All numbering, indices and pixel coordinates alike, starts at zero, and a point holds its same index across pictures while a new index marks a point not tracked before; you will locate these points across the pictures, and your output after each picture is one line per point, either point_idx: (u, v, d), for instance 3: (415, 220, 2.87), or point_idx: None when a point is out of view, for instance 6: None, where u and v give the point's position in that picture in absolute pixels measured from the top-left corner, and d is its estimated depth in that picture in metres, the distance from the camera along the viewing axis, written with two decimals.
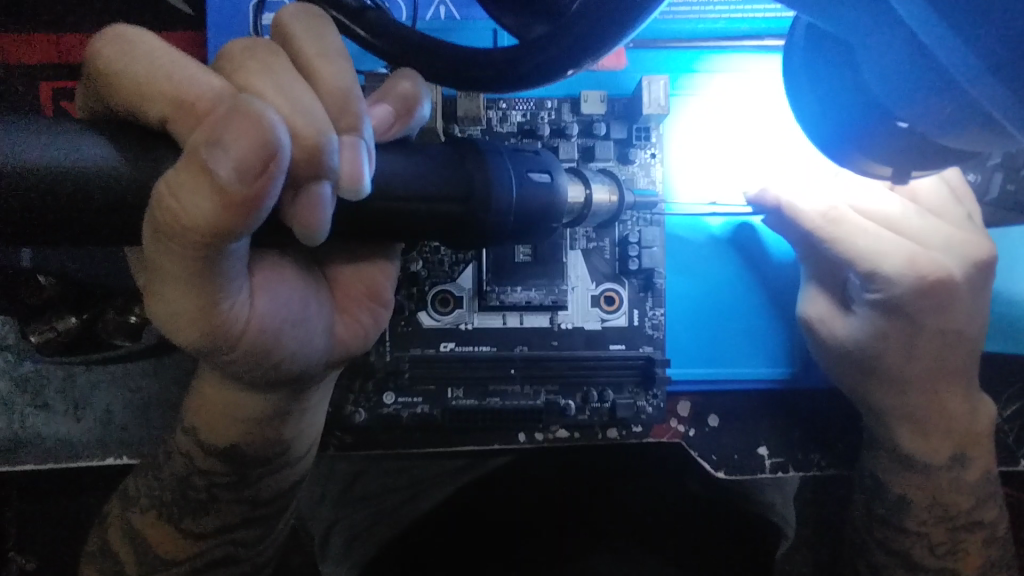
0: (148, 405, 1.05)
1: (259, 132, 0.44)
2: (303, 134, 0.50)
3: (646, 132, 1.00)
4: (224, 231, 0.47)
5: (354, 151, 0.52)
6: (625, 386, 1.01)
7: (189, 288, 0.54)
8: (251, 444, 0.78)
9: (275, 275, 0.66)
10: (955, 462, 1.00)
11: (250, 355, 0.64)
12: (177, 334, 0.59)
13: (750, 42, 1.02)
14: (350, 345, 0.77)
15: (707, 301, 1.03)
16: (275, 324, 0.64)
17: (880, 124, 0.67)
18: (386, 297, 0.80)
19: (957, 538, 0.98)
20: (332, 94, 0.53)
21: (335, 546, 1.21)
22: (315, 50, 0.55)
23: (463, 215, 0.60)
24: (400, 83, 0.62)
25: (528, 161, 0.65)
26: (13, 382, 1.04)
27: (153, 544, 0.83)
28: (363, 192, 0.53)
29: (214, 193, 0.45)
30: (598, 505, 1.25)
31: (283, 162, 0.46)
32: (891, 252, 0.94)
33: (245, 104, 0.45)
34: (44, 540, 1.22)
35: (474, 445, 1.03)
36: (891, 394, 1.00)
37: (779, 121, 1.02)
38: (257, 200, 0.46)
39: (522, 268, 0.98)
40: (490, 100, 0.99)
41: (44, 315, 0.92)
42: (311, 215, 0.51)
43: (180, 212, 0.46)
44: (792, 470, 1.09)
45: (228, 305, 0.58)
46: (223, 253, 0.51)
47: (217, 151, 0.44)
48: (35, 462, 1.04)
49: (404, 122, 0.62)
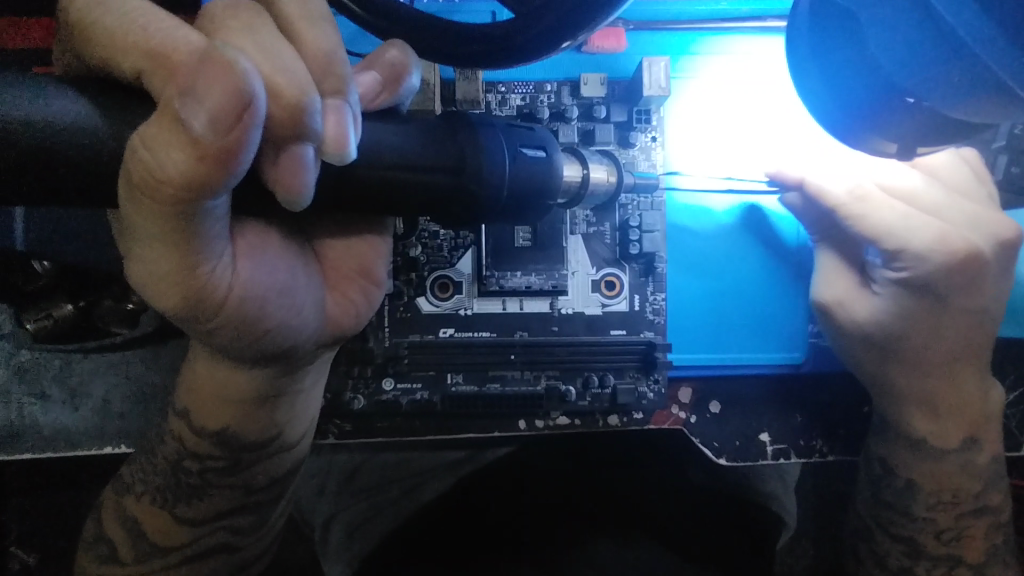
0: (145, 391, 1.04)
1: (231, 82, 0.42)
2: (284, 95, 0.48)
3: (646, 115, 0.99)
4: (199, 185, 0.46)
5: (337, 114, 0.51)
6: (626, 371, 1.00)
7: (168, 249, 0.53)
8: (244, 427, 0.77)
9: (259, 240, 0.65)
10: (965, 446, 0.99)
11: (234, 324, 0.63)
12: (157, 298, 0.58)
13: (750, 24, 1.00)
14: (342, 323, 0.76)
15: (715, 284, 1.03)
16: (258, 290, 0.63)
17: (888, 102, 0.66)
18: (377, 275, 0.79)
19: (963, 524, 0.98)
20: (314, 58, 0.52)
21: (335, 537, 1.22)
22: (300, 12, 0.53)
23: (454, 188, 0.58)
24: (387, 50, 0.60)
25: (522, 136, 0.64)
26: (12, 372, 1.04)
27: (148, 531, 0.82)
28: (348, 158, 0.51)
29: (187, 144, 0.43)
30: (585, 492, 1.22)
31: (258, 114, 0.44)
32: (923, 228, 0.90)
33: (215, 51, 0.43)
34: (45, 533, 1.21)
35: (475, 432, 1.01)
36: (913, 375, 0.97)
37: (779, 102, 1.02)
38: (232, 153, 0.44)
39: (522, 253, 0.97)
40: (488, 83, 0.98)
41: (38, 304, 0.91)
42: (293, 178, 0.50)
43: (152, 165, 0.45)
44: (794, 457, 1.08)
45: (210, 268, 0.57)
46: (201, 210, 0.50)
47: (189, 101, 0.42)
48: (32, 450, 1.03)
49: (393, 90, 0.60)
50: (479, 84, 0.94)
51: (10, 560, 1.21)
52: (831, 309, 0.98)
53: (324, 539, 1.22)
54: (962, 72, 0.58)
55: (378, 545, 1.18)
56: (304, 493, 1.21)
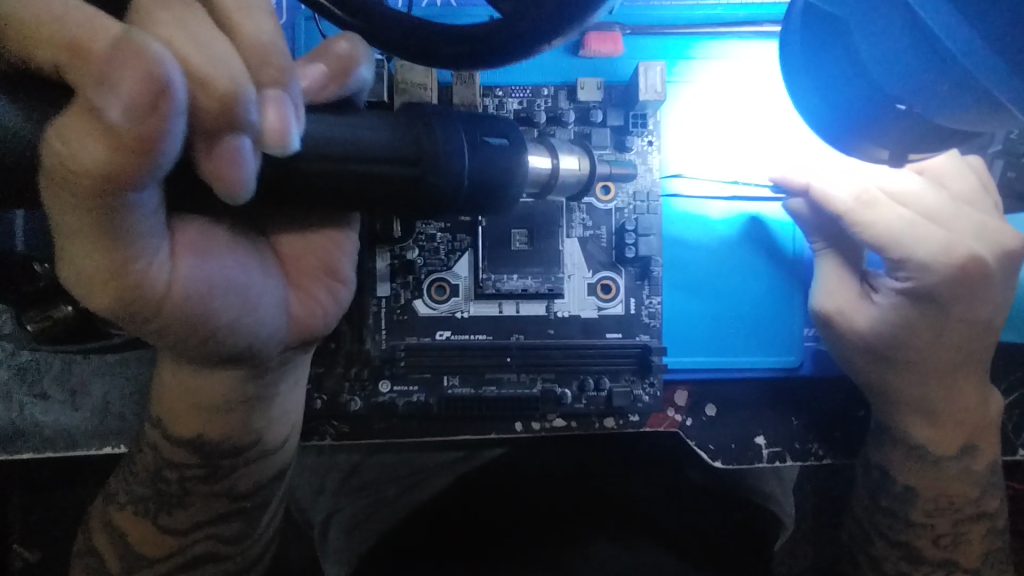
0: (144, 392, 1.05)
1: (144, 68, 0.44)
2: (215, 85, 0.48)
3: (642, 120, 1.00)
4: (115, 176, 0.47)
5: (277, 106, 0.52)
6: (622, 374, 1.00)
7: (96, 245, 0.53)
8: (216, 432, 0.79)
9: (206, 240, 0.65)
10: (964, 452, 0.99)
11: (179, 324, 0.63)
12: (91, 298, 0.57)
13: (748, 28, 1.01)
14: (307, 323, 0.77)
15: (716, 289, 1.03)
16: (200, 290, 0.62)
17: (880, 109, 0.66)
18: (341, 272, 0.82)
19: (961, 529, 0.98)
20: (251, 48, 0.52)
21: (334, 535, 1.23)
22: (236, 4, 0.52)
23: (413, 179, 0.59)
24: (336, 44, 0.62)
25: (485, 126, 0.65)
26: (13, 372, 1.05)
27: (133, 543, 0.81)
28: (290, 149, 0.52)
29: (103, 135, 0.45)
30: (581, 495, 1.23)
31: (178, 102, 0.45)
32: (928, 237, 0.91)
33: (126, 37, 0.45)
34: (46, 532, 1.22)
35: (473, 433, 1.02)
36: (912, 384, 0.98)
37: (778, 108, 1.02)
38: (148, 142, 0.46)
39: (518, 256, 0.98)
40: (485, 87, 0.99)
41: (39, 305, 0.92)
42: (231, 170, 0.51)
43: (69, 155, 0.47)
44: (790, 460, 1.08)
45: (143, 265, 0.57)
46: (123, 204, 0.50)
47: (105, 90, 0.44)
48: (33, 450, 1.04)
49: (341, 82, 0.61)
50: (477, 90, 0.94)
51: (13, 558, 1.22)
52: (832, 319, 0.98)
53: (323, 542, 1.22)
54: (949, 81, 0.58)
55: (376, 543, 1.20)
56: (304, 491, 1.20)
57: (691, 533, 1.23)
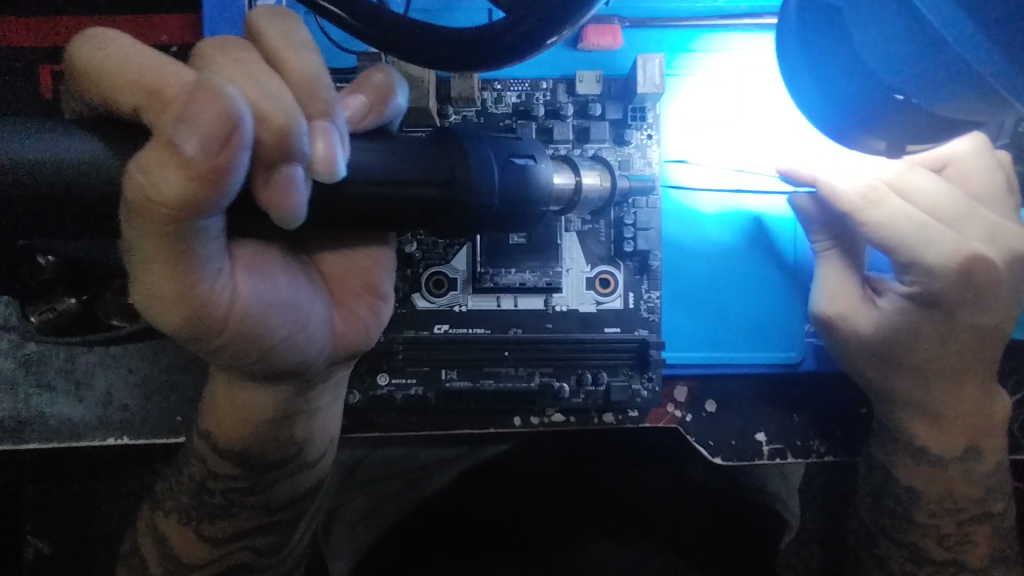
0: (149, 385, 1.06)
1: (220, 106, 0.46)
2: (272, 119, 0.51)
3: (641, 113, 0.99)
4: (192, 205, 0.49)
5: (326, 138, 0.53)
6: (620, 368, 1.00)
7: (166, 270, 0.54)
8: (262, 446, 0.79)
9: (261, 260, 0.66)
10: (968, 454, 0.98)
11: (240, 340, 0.64)
12: (158, 319, 0.59)
13: (749, 21, 1.00)
14: (350, 337, 0.78)
15: (728, 285, 1.02)
16: (261, 306, 0.64)
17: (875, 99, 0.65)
18: (383, 290, 0.82)
19: (966, 530, 0.97)
20: (301, 83, 0.55)
21: (339, 534, 1.20)
22: (282, 43, 0.56)
23: (446, 198, 0.58)
24: (372, 75, 0.64)
25: (510, 146, 0.64)
26: (19, 363, 1.06)
27: (176, 550, 0.81)
28: (338, 176, 0.54)
29: (180, 166, 0.47)
30: (585, 489, 1.22)
31: (246, 135, 0.47)
32: (939, 240, 0.89)
33: (207, 79, 0.47)
34: (58, 522, 1.24)
35: (469, 427, 1.04)
36: (915, 384, 0.97)
37: (777, 100, 1.01)
38: (222, 172, 0.47)
39: (515, 251, 0.98)
40: (484, 80, 0.99)
41: (44, 296, 0.90)
42: (286, 198, 0.52)
43: (150, 185, 0.48)
44: (791, 457, 1.07)
45: (208, 287, 0.58)
46: (194, 231, 0.52)
47: (182, 126, 0.46)
48: (39, 440, 1.06)
49: (379, 111, 0.63)
50: (474, 83, 0.95)
51: (24, 549, 1.24)
52: (832, 324, 0.97)
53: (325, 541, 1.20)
54: (944, 67, 0.58)
55: (379, 538, 1.20)
56: None
57: (704, 540, 1.21)
